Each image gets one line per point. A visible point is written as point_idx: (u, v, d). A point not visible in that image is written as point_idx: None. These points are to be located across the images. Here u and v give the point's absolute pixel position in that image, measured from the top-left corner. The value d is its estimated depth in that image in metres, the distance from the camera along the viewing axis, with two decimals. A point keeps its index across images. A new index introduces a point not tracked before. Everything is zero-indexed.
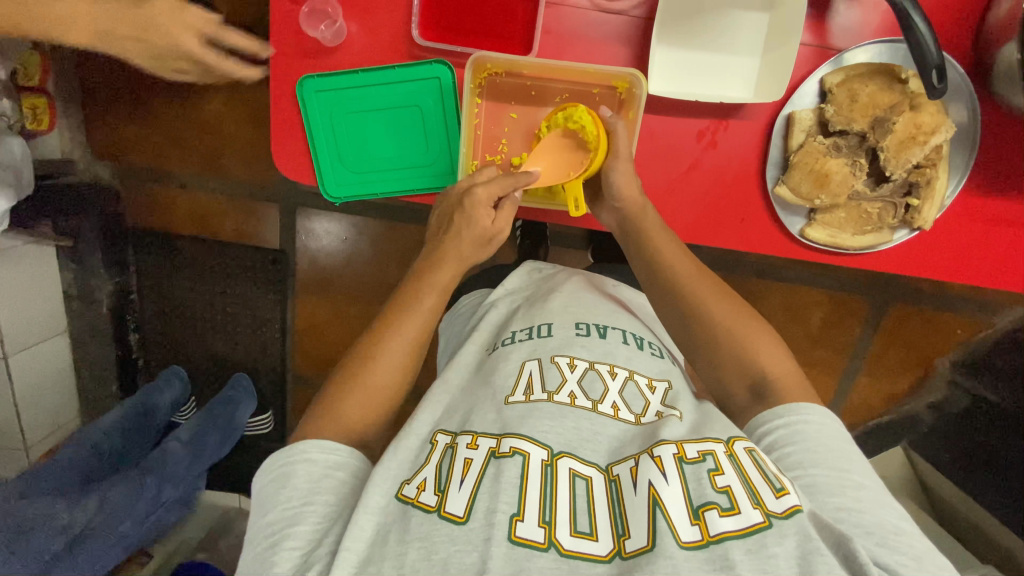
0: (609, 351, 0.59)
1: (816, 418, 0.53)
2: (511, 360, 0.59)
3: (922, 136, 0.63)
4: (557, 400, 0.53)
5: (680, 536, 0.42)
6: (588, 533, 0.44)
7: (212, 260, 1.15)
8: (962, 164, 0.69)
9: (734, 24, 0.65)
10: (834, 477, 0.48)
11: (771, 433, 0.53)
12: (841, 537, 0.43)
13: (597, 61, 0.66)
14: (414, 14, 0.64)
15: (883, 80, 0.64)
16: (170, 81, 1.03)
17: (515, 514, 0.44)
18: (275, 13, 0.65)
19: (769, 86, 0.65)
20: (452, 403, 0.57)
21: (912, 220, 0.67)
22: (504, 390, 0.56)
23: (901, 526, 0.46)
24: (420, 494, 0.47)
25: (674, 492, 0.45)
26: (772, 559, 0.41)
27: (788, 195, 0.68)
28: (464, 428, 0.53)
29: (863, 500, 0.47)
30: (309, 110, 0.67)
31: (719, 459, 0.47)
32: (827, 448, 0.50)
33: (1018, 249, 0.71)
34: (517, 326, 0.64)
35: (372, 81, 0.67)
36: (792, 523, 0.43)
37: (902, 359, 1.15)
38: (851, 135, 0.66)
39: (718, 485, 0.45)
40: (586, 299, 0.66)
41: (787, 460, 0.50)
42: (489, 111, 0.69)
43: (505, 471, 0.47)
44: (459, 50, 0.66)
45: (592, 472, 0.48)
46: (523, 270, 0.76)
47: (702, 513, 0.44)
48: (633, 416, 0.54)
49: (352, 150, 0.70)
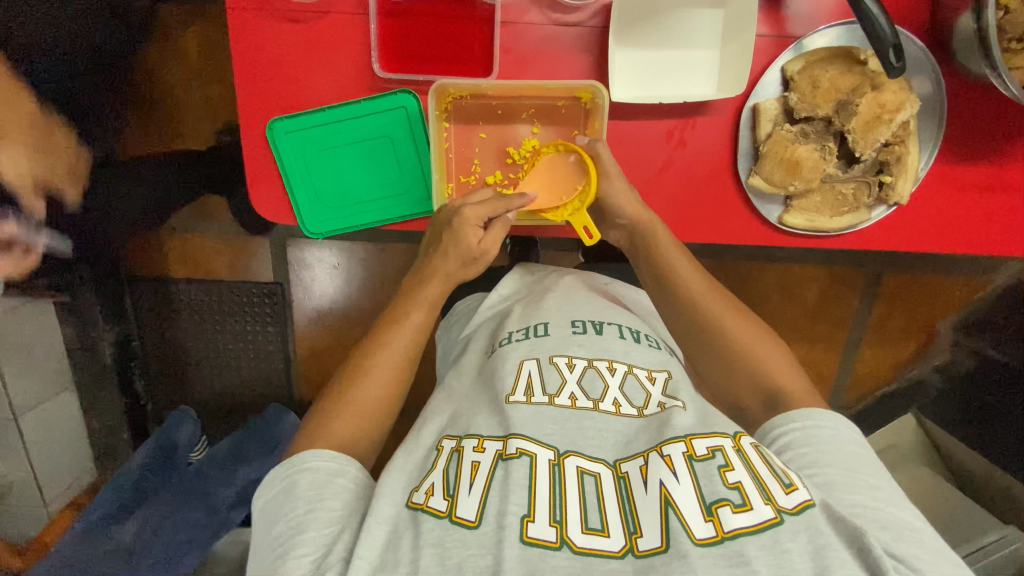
0: (606, 346, 0.59)
1: (830, 422, 0.53)
2: (510, 359, 0.58)
3: (887, 115, 0.63)
4: (558, 403, 0.53)
5: (694, 533, 0.43)
6: (599, 529, 0.44)
7: (209, 299, 1.16)
8: (932, 135, 0.69)
9: (690, 22, 0.66)
10: (850, 476, 0.48)
11: (787, 434, 0.53)
12: (853, 529, 0.43)
13: (559, 75, 0.67)
14: (372, 48, 0.65)
15: (843, 63, 0.65)
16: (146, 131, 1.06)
17: (526, 514, 0.45)
18: (238, 62, 0.66)
19: (731, 80, 0.65)
20: (457, 412, 0.57)
21: (887, 196, 0.68)
22: (505, 389, 0.55)
23: (917, 525, 0.47)
24: (429, 499, 0.48)
25: (685, 491, 0.45)
26: (787, 554, 0.41)
27: (763, 185, 0.68)
28: (470, 431, 0.53)
29: (878, 499, 0.47)
30: (281, 151, 0.68)
31: (729, 455, 0.47)
32: (841, 450, 0.51)
33: (1002, 213, 0.72)
34: (513, 325, 0.64)
35: (341, 115, 0.68)
36: (803, 519, 0.43)
37: (903, 325, 1.15)
38: (817, 121, 0.67)
39: (729, 481, 0.45)
40: (580, 298, 0.67)
41: (802, 460, 0.51)
42: (457, 135, 0.69)
43: (513, 472, 0.47)
44: (421, 79, 0.66)
45: (600, 469, 0.49)
46: (516, 273, 0.76)
47: (715, 510, 0.44)
48: (635, 409, 0.54)
49: (328, 186, 0.70)
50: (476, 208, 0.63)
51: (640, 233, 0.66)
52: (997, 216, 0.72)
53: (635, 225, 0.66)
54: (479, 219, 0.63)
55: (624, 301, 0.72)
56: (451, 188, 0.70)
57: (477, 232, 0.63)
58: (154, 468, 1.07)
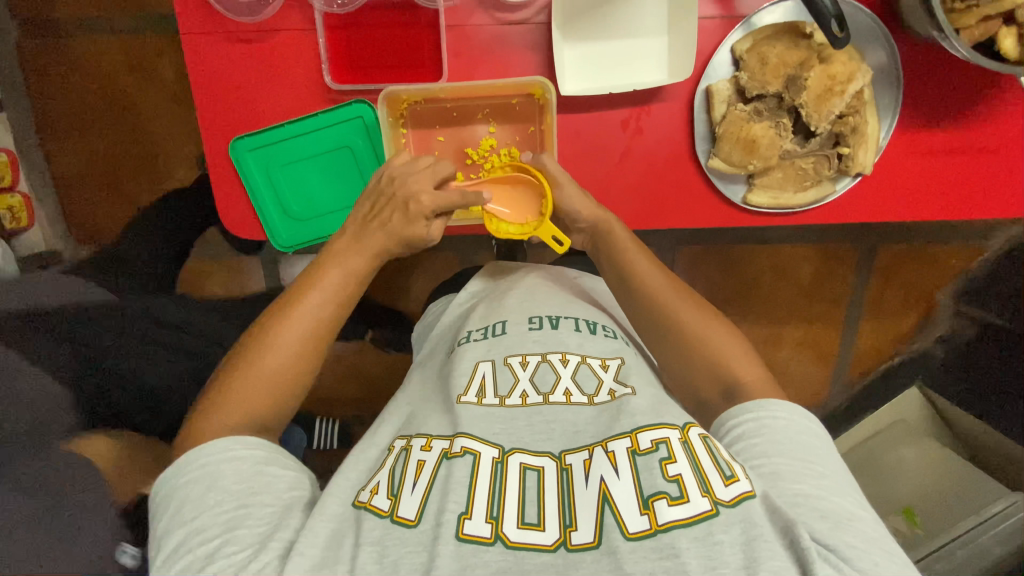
0: (560, 340, 0.60)
1: (784, 413, 0.53)
2: (465, 359, 0.59)
3: (839, 86, 0.63)
4: (509, 403, 0.54)
5: (627, 528, 0.43)
6: (536, 524, 0.45)
7: None
8: (890, 103, 0.69)
9: (637, 10, 0.66)
10: (798, 466, 0.49)
11: (740, 425, 0.53)
12: (787, 521, 0.43)
13: (509, 73, 0.67)
14: (324, 62, 0.66)
15: (790, 38, 0.64)
16: (134, 157, 1.09)
17: (463, 512, 0.45)
18: (194, 83, 0.67)
19: (680, 64, 0.66)
20: (413, 413, 0.58)
21: (848, 167, 0.67)
22: (458, 389, 0.56)
23: (858, 514, 0.46)
24: (373, 497, 0.48)
25: (625, 486, 0.46)
26: (717, 546, 0.42)
27: (722, 166, 0.68)
28: (419, 431, 0.54)
29: (823, 488, 0.47)
30: (245, 169, 0.69)
31: (672, 447, 0.47)
32: (793, 440, 0.51)
33: (960, 183, 0.71)
34: (473, 325, 0.65)
35: (298, 130, 0.69)
36: (738, 511, 0.43)
37: (901, 299, 1.14)
38: (769, 98, 0.66)
39: (669, 474, 0.45)
40: (541, 294, 0.67)
41: (752, 451, 0.51)
42: (416, 140, 0.71)
43: (455, 472, 0.48)
44: (373, 87, 0.67)
45: (544, 462, 0.49)
46: (485, 271, 0.76)
47: (651, 503, 0.44)
48: (586, 397, 0.54)
49: (294, 200, 0.72)
50: (436, 199, 0.61)
51: (599, 231, 0.67)
52: (951, 189, 0.72)
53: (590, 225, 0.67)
54: (432, 211, 0.62)
55: (594, 293, 0.73)
56: None
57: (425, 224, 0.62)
58: None
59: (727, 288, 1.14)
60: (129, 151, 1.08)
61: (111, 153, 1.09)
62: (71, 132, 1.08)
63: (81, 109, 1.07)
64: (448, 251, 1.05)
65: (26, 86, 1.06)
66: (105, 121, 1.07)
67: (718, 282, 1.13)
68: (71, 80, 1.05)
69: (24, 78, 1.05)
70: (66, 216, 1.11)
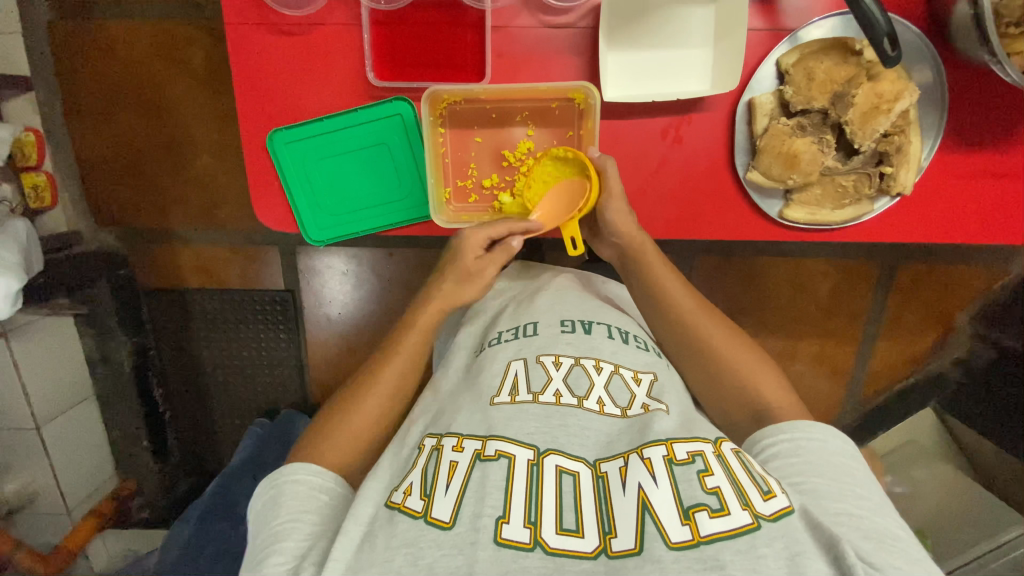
0: (594, 346, 0.60)
1: (820, 434, 0.54)
2: (497, 360, 0.60)
3: (886, 104, 0.62)
4: (543, 400, 0.54)
5: (669, 538, 0.43)
6: (574, 530, 0.45)
7: (224, 309, 1.19)
8: (934, 124, 0.68)
9: (683, 19, 0.65)
10: (837, 486, 0.49)
11: (776, 444, 0.54)
12: (830, 536, 0.43)
13: (552, 77, 0.67)
14: (366, 58, 0.66)
15: (837, 54, 0.64)
16: (159, 143, 1.10)
17: (501, 516, 0.45)
18: (235, 73, 0.67)
19: (725, 75, 0.65)
20: (440, 410, 0.58)
21: (889, 187, 0.67)
22: (491, 389, 0.57)
23: (899, 533, 0.47)
24: (407, 499, 0.48)
25: (664, 494, 0.46)
26: (761, 559, 0.42)
27: (761, 180, 0.68)
28: (450, 430, 0.53)
29: (863, 507, 0.48)
30: (281, 161, 0.69)
31: (708, 460, 0.48)
32: (828, 461, 0.51)
33: (1005, 206, 0.71)
34: (504, 325, 0.65)
35: (335, 124, 0.69)
36: (780, 525, 0.44)
37: (920, 318, 1.13)
38: (813, 113, 0.65)
39: (708, 486, 0.46)
40: (573, 297, 0.68)
41: (788, 470, 0.51)
42: (453, 139, 0.70)
43: (491, 474, 0.48)
44: (415, 85, 0.67)
45: (579, 467, 0.49)
46: (512, 270, 0.77)
47: (692, 514, 0.44)
48: (619, 409, 0.55)
49: (328, 195, 0.72)
50: (473, 240, 0.67)
51: (629, 252, 0.68)
52: (990, 205, 0.71)
53: (623, 245, 0.68)
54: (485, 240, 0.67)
55: (623, 302, 0.73)
56: (449, 192, 0.72)
57: (479, 249, 0.67)
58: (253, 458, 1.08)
59: (745, 301, 1.13)
60: (155, 138, 1.09)
61: (136, 138, 1.10)
62: (98, 114, 1.08)
63: (111, 92, 1.07)
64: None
65: (55, 67, 1.06)
66: (134, 106, 1.07)
67: (736, 293, 1.12)
68: (100, 63, 1.05)
69: (54, 59, 1.05)
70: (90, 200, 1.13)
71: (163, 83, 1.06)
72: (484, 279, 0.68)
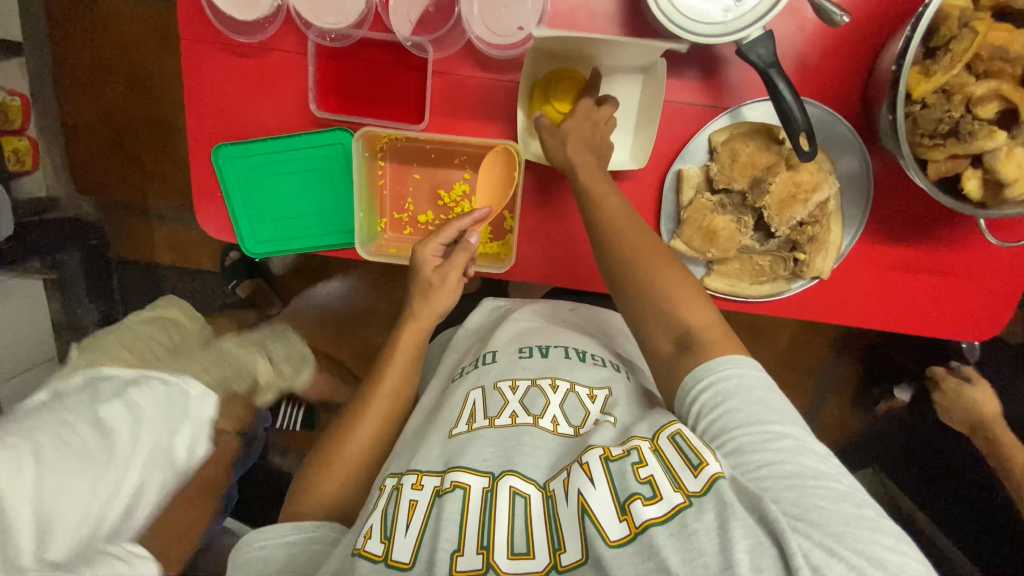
0: (551, 366, 0.65)
1: (739, 372, 0.52)
2: (457, 393, 0.65)
3: (802, 195, 0.64)
4: (499, 424, 0.59)
5: (608, 535, 0.47)
6: (525, 553, 0.50)
7: (193, 289, 1.25)
8: (856, 214, 0.69)
9: (616, 90, 0.68)
10: (755, 435, 0.49)
11: (697, 396, 0.52)
12: (753, 497, 0.45)
13: (489, 129, 0.69)
14: (310, 89, 0.68)
15: (762, 139, 0.65)
16: (146, 120, 1.16)
17: (455, 550, 0.50)
18: (189, 88, 0.69)
19: (642, 149, 0.67)
20: (397, 454, 0.63)
21: (802, 271, 0.68)
22: (451, 420, 0.62)
23: (823, 469, 0.47)
24: (366, 543, 0.53)
25: (601, 495, 0.49)
26: (693, 536, 0.45)
27: (681, 249, 0.70)
28: (411, 468, 0.58)
29: (785, 450, 0.48)
30: (224, 173, 0.71)
31: (643, 453, 0.51)
32: (749, 403, 0.50)
33: (979, 282, 0.71)
34: (467, 360, 0.72)
35: (279, 146, 0.70)
36: (711, 496, 0.46)
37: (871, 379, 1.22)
38: (734, 193, 0.68)
39: (641, 477, 0.49)
40: (534, 329, 0.73)
41: (712, 424, 0.51)
42: (393, 171, 0.74)
43: (447, 509, 0.52)
44: (357, 120, 0.69)
45: (530, 490, 0.53)
46: (481, 308, 0.82)
47: (628, 508, 0.48)
48: (573, 428, 0.59)
49: (267, 209, 0.74)
50: (431, 248, 0.68)
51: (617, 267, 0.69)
52: (937, 303, 0.73)
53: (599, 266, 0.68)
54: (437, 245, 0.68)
55: (587, 323, 0.78)
56: (384, 222, 0.76)
57: (433, 258, 0.68)
58: None
59: None
60: (142, 115, 1.16)
61: (122, 113, 1.16)
62: (85, 85, 1.15)
63: (102, 67, 1.14)
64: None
65: (50, 37, 1.12)
66: (124, 83, 1.14)
67: None
68: (96, 39, 1.12)
69: (48, 31, 1.12)
70: (71, 165, 1.18)
71: (152, 67, 1.13)
72: (448, 287, 0.67)
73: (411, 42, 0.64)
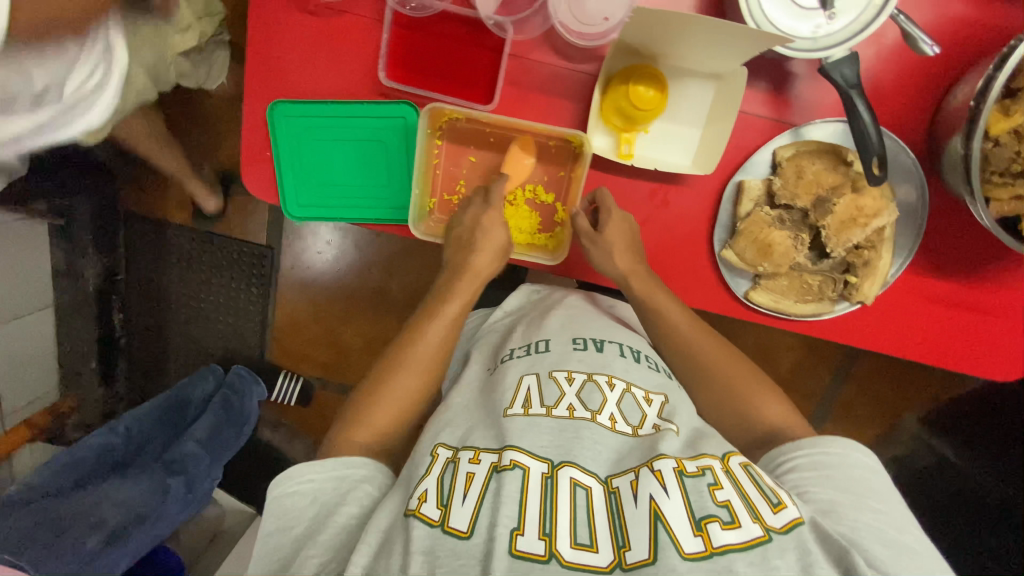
0: (606, 363, 0.66)
1: (838, 449, 0.60)
2: (511, 373, 0.66)
3: (863, 219, 0.64)
4: (556, 413, 0.60)
5: (683, 548, 0.49)
6: (588, 544, 0.51)
7: (201, 252, 1.23)
8: (907, 244, 0.70)
9: (682, 95, 0.67)
10: (850, 498, 0.56)
11: (794, 459, 0.60)
12: (840, 550, 0.50)
13: (556, 119, 0.68)
14: (380, 56, 0.66)
15: (829, 160, 0.66)
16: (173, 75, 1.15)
17: (515, 528, 0.51)
18: (252, 39, 0.67)
19: (705, 157, 0.67)
20: (452, 419, 0.64)
21: (851, 295, 0.68)
22: (504, 402, 0.63)
23: (912, 542, 0.55)
24: (422, 506, 0.53)
25: (674, 505, 0.52)
26: (775, 571, 0.48)
27: (733, 260, 0.69)
28: (465, 444, 0.60)
29: (880, 520, 0.55)
30: (277, 129, 0.69)
31: (717, 474, 0.55)
32: (845, 474, 0.58)
33: None
34: (517, 342, 0.72)
35: (339, 111, 0.69)
36: (791, 537, 0.51)
37: (868, 408, 1.25)
38: (795, 211, 0.68)
39: (718, 499, 0.53)
40: (583, 318, 0.74)
41: (806, 484, 0.58)
42: (448, 152, 0.73)
43: (507, 486, 0.53)
44: (424, 94, 0.68)
45: (592, 483, 0.55)
46: (520, 291, 0.83)
47: (704, 526, 0.51)
48: (631, 427, 0.61)
49: (313, 171, 0.71)
50: (497, 235, 0.70)
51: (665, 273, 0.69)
52: (982, 336, 0.73)
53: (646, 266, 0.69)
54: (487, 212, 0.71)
55: (628, 321, 0.80)
56: (433, 202, 0.74)
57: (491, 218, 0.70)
58: (163, 418, 1.11)
59: None
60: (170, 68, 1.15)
61: None
62: None
63: None
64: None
65: None
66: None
67: None
68: None
69: None
70: None
71: None
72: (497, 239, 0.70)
73: (493, 21, 0.62)
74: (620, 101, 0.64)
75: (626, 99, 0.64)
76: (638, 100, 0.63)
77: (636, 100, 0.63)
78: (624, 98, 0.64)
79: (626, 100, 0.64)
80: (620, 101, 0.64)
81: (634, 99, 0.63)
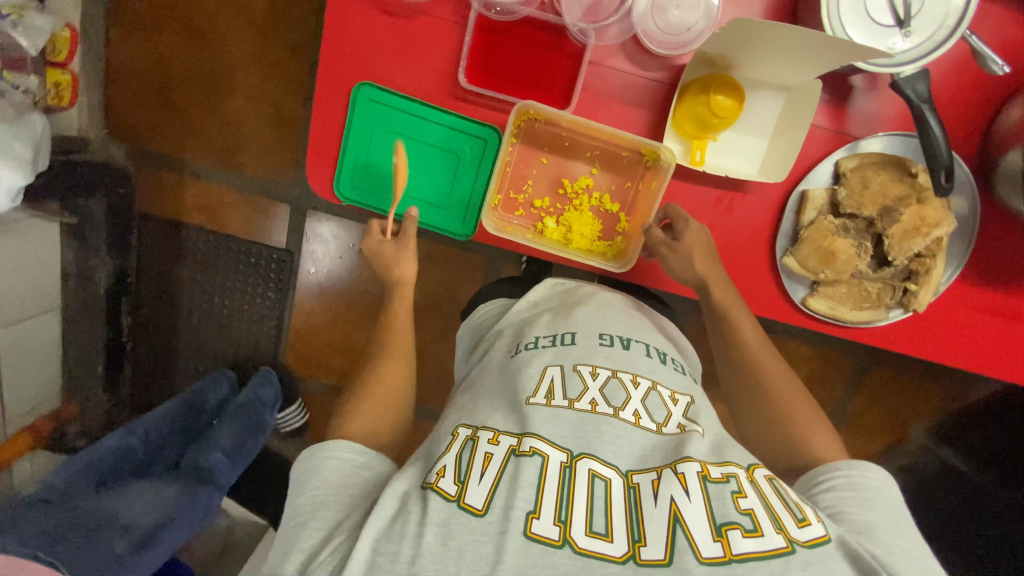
0: (633, 362, 0.63)
1: (877, 476, 0.58)
2: (534, 362, 0.63)
3: (925, 229, 0.67)
4: (578, 407, 0.57)
5: (701, 552, 0.47)
6: (604, 534, 0.49)
7: (217, 253, 1.15)
8: (958, 254, 0.73)
9: (751, 109, 0.69)
10: (888, 522, 0.55)
11: (833, 479, 0.59)
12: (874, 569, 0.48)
13: (628, 126, 0.70)
14: (461, 59, 0.67)
15: (894, 171, 0.69)
16: (193, 73, 1.07)
17: (531, 511, 0.49)
18: (329, 28, 0.66)
19: (773, 167, 0.69)
20: (474, 404, 0.62)
21: (908, 303, 0.71)
22: (526, 389, 0.60)
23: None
24: (439, 479, 0.52)
25: (696, 509, 0.50)
26: None
27: (795, 267, 0.71)
28: (486, 423, 0.58)
29: (914, 549, 0.53)
30: (356, 112, 0.69)
31: (742, 482, 0.53)
32: (883, 499, 0.57)
33: None
34: (541, 330, 0.68)
35: (419, 112, 0.69)
36: (815, 553, 0.48)
37: (877, 421, 1.20)
38: (860, 219, 0.71)
39: (741, 507, 0.50)
40: (611, 312, 0.70)
41: (842, 504, 0.56)
42: (520, 152, 0.73)
43: (524, 470, 0.51)
44: (503, 98, 0.68)
45: (611, 475, 0.53)
46: (544, 284, 0.78)
47: (725, 532, 0.49)
48: (655, 425, 0.58)
49: (379, 165, 0.72)
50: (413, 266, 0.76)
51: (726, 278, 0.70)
52: (1000, 345, 0.76)
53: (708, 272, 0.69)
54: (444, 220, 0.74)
55: (674, 337, 0.77)
56: (499, 200, 0.75)
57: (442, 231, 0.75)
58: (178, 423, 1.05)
59: None
60: (189, 65, 1.06)
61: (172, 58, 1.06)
62: (140, 28, 1.05)
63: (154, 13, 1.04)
64: (477, 255, 1.08)
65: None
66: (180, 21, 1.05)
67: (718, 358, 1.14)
68: None
69: None
70: (107, 113, 1.08)
71: (214, 18, 1.04)
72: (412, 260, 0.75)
73: (577, 27, 0.64)
74: (698, 109, 0.65)
75: (703, 108, 0.65)
76: (715, 108, 0.64)
77: (714, 108, 0.64)
78: (701, 108, 0.65)
79: (703, 108, 0.65)
80: (697, 109, 0.65)
81: (711, 108, 0.64)
